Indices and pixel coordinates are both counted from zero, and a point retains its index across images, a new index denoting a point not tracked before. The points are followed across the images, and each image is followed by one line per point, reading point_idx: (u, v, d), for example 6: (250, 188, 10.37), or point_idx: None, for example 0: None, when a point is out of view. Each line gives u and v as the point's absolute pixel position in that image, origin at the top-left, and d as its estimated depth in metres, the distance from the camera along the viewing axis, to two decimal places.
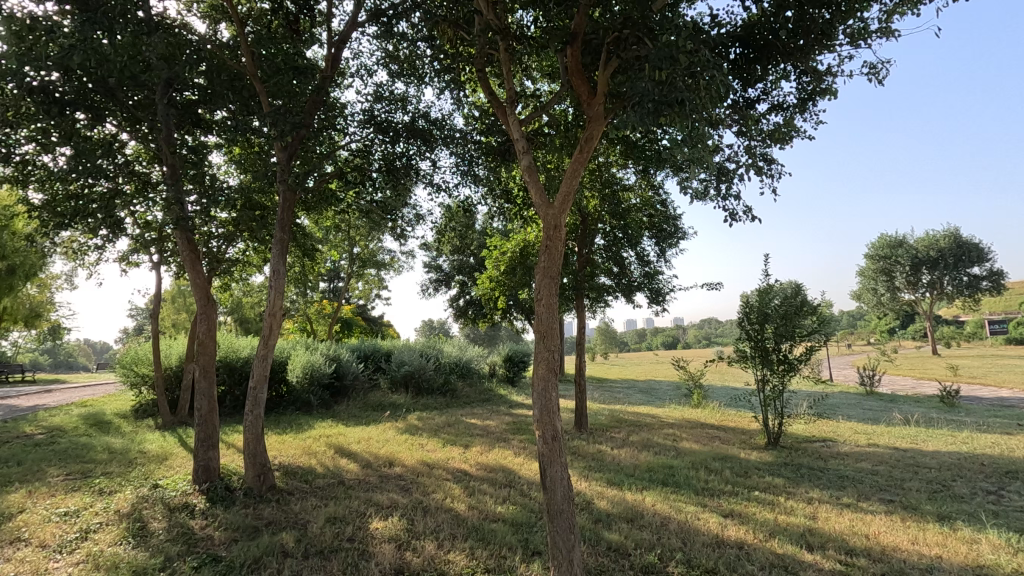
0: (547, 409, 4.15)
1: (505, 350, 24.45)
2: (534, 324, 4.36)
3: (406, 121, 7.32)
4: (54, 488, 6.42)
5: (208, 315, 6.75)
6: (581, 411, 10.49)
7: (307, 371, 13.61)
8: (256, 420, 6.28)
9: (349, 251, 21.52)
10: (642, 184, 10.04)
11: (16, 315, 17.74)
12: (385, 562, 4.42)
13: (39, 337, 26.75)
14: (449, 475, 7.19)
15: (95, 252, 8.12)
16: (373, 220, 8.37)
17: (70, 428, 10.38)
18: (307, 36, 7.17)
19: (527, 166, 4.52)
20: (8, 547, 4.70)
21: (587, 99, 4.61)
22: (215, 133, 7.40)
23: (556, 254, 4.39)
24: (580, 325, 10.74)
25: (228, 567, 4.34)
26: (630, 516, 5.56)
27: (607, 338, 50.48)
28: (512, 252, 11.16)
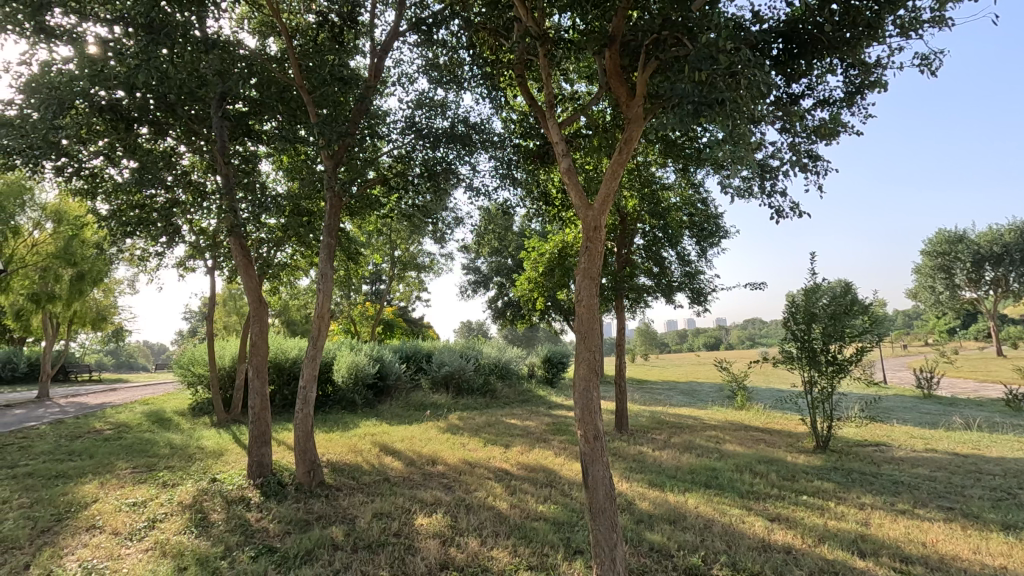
0: (588, 409, 4.18)
1: (544, 351, 24.54)
2: (575, 324, 4.40)
3: (446, 126, 7.47)
4: (123, 480, 6.86)
5: (261, 318, 7.06)
6: (621, 411, 10.46)
7: (352, 372, 14.01)
8: (306, 418, 6.52)
9: (390, 255, 22.01)
10: (682, 182, 9.92)
11: (85, 318, 18.96)
12: (430, 557, 4.54)
13: (103, 339, 28.39)
14: (490, 475, 7.29)
15: (156, 258, 8.60)
16: (413, 223, 8.55)
17: (135, 425, 11.03)
18: (352, 47, 7.40)
19: (566, 168, 4.57)
20: (85, 534, 5.07)
21: (625, 100, 4.62)
22: (264, 143, 7.74)
23: (596, 255, 4.40)
24: (619, 325, 10.68)
25: (283, 558, 4.55)
26: (673, 517, 5.53)
27: (647, 339, 49.78)
28: (550, 253, 11.20)
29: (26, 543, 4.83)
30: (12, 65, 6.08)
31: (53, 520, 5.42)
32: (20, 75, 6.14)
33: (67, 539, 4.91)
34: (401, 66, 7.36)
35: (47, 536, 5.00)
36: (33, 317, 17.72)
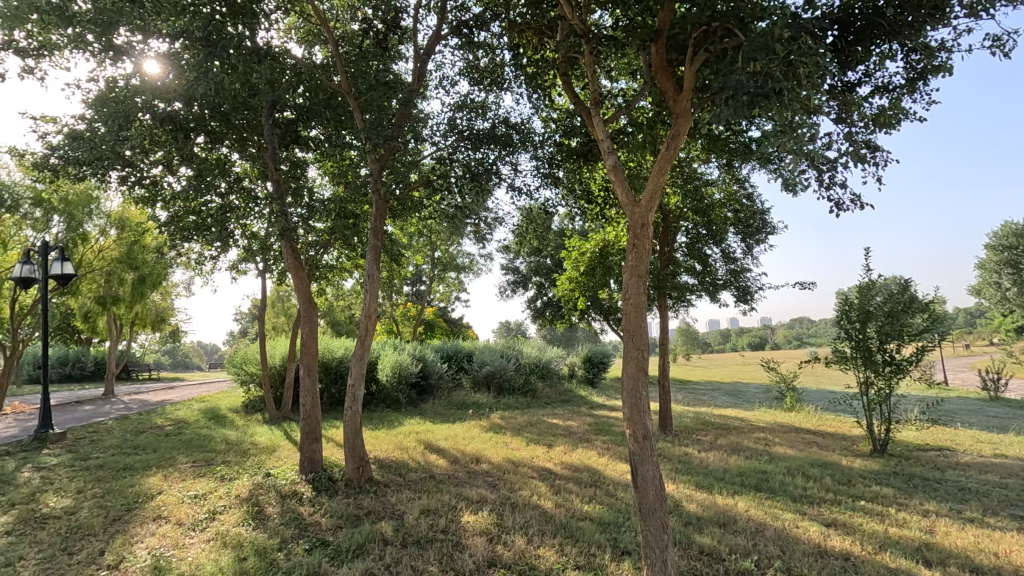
0: (636, 408, 4.15)
1: (584, 350, 24.42)
2: (622, 323, 4.37)
3: (487, 127, 7.53)
4: (185, 473, 7.20)
5: (312, 318, 7.28)
6: (665, 412, 10.28)
7: (396, 371, 14.28)
8: (355, 415, 6.67)
9: (431, 256, 22.32)
10: (726, 177, 9.70)
11: (145, 319, 19.99)
12: (478, 554, 4.59)
13: (161, 340, 29.87)
14: (534, 474, 7.30)
15: (212, 261, 8.97)
16: (454, 224, 8.64)
17: (193, 421, 11.55)
18: (395, 52, 7.52)
19: (612, 165, 4.54)
20: (152, 523, 5.35)
21: (672, 95, 4.55)
22: (312, 149, 7.98)
23: (643, 252, 4.35)
24: (662, 325, 10.51)
25: (336, 551, 4.68)
26: (723, 520, 5.40)
27: (688, 340, 48.68)
28: (591, 252, 11.12)
29: (100, 531, 5.13)
30: (83, 82, 6.59)
31: (123, 509, 5.74)
32: (90, 92, 6.66)
33: (137, 528, 5.18)
34: (442, 69, 7.46)
35: (119, 525, 5.30)
36: (100, 319, 18.77)
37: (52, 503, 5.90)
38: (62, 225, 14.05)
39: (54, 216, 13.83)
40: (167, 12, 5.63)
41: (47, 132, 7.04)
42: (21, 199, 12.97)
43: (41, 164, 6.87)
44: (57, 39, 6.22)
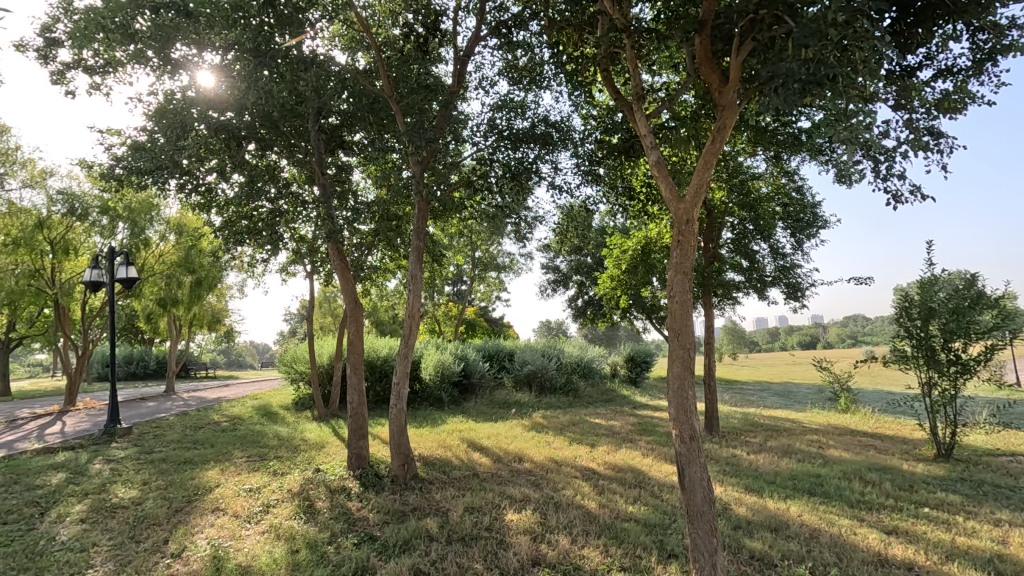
0: (683, 408, 4.07)
1: (626, 350, 24.12)
2: (667, 321, 4.29)
3: (527, 127, 7.53)
4: (240, 468, 7.52)
5: (357, 318, 7.45)
6: (711, 413, 10.02)
7: (438, 370, 14.45)
8: (400, 413, 6.79)
9: (472, 256, 22.51)
10: (773, 170, 9.39)
11: (202, 320, 20.97)
12: (522, 553, 4.59)
13: (216, 339, 31.27)
14: (578, 473, 7.27)
15: (263, 264, 9.33)
16: (495, 224, 8.67)
17: (247, 418, 12.03)
18: (436, 55, 7.63)
19: (655, 161, 4.47)
20: (211, 514, 5.60)
21: (718, 87, 4.43)
22: (356, 153, 8.19)
23: (689, 249, 4.25)
24: (707, 323, 10.26)
25: (383, 546, 4.78)
26: (775, 525, 5.23)
27: (734, 339, 47.33)
28: (632, 250, 10.96)
29: (164, 521, 5.41)
30: (144, 96, 6.96)
31: (185, 501, 6.03)
32: (150, 104, 7.04)
33: (197, 519, 5.44)
34: (482, 70, 7.50)
35: (181, 515, 5.58)
36: (161, 319, 19.81)
37: (120, 494, 6.27)
38: (127, 232, 14.78)
39: (119, 224, 14.54)
40: (220, 25, 5.89)
41: (112, 143, 7.47)
42: (90, 207, 13.58)
43: (107, 174, 7.29)
44: (121, 56, 6.59)
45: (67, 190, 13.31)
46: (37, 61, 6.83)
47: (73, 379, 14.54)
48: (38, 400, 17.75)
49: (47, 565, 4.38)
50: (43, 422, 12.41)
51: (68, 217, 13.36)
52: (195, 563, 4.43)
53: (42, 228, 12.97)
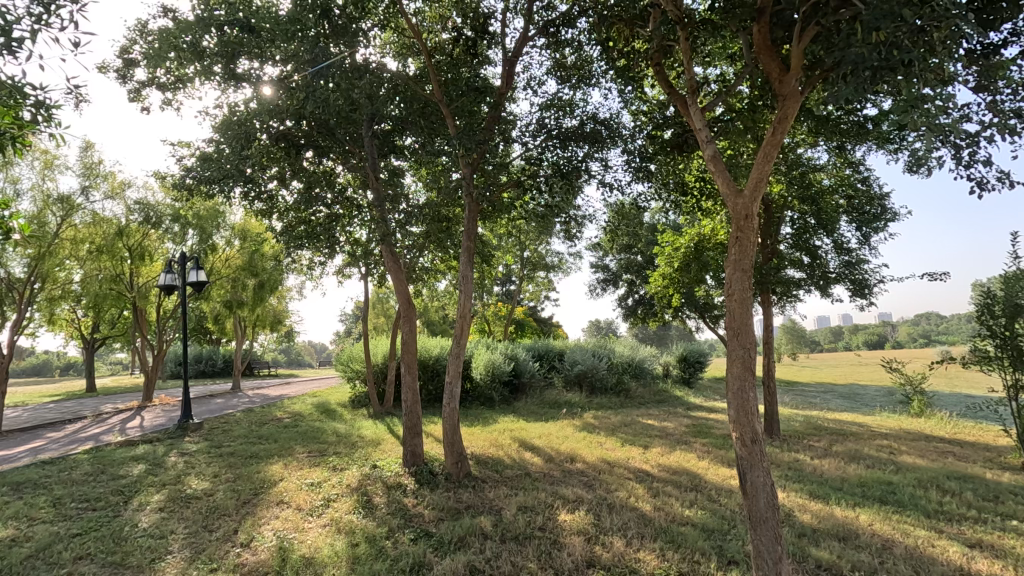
0: (744, 410, 3.95)
1: (679, 350, 23.58)
2: (725, 320, 4.17)
3: (576, 125, 7.48)
4: (302, 462, 7.84)
5: (410, 317, 7.61)
6: (771, 415, 9.65)
7: (489, 370, 14.58)
8: (453, 412, 6.90)
9: (520, 256, 22.59)
10: (836, 161, 8.95)
11: (265, 321, 22.01)
12: (577, 554, 4.56)
13: (278, 340, 32.75)
14: (631, 475, 7.16)
15: (320, 266, 9.69)
16: (544, 224, 8.65)
17: (307, 414, 12.53)
18: (484, 57, 7.68)
19: (711, 155, 4.37)
20: (276, 507, 5.87)
21: (778, 76, 4.26)
22: (406, 157, 8.36)
23: (747, 246, 4.11)
24: (765, 322, 9.88)
25: (439, 542, 4.87)
26: (843, 534, 4.97)
27: (795, 338, 45.51)
28: (685, 247, 10.68)
29: (233, 512, 5.71)
30: (211, 109, 7.37)
31: (252, 493, 6.34)
32: (217, 117, 7.42)
33: (263, 511, 5.71)
34: (530, 70, 7.51)
35: (248, 507, 5.87)
36: (227, 320, 20.93)
37: (194, 485, 6.66)
38: (196, 238, 15.73)
39: (189, 230, 15.53)
40: (281, 39, 6.20)
41: (183, 155, 7.94)
42: (163, 215, 14.52)
43: (179, 184, 7.77)
44: (190, 72, 7.02)
45: (143, 201, 14.26)
46: (117, 80, 7.34)
47: (150, 377, 15.56)
48: (119, 396, 19.09)
49: (132, 549, 4.70)
50: (125, 416, 13.38)
51: (144, 225, 14.32)
52: (262, 553, 4.65)
53: (122, 236, 13.95)
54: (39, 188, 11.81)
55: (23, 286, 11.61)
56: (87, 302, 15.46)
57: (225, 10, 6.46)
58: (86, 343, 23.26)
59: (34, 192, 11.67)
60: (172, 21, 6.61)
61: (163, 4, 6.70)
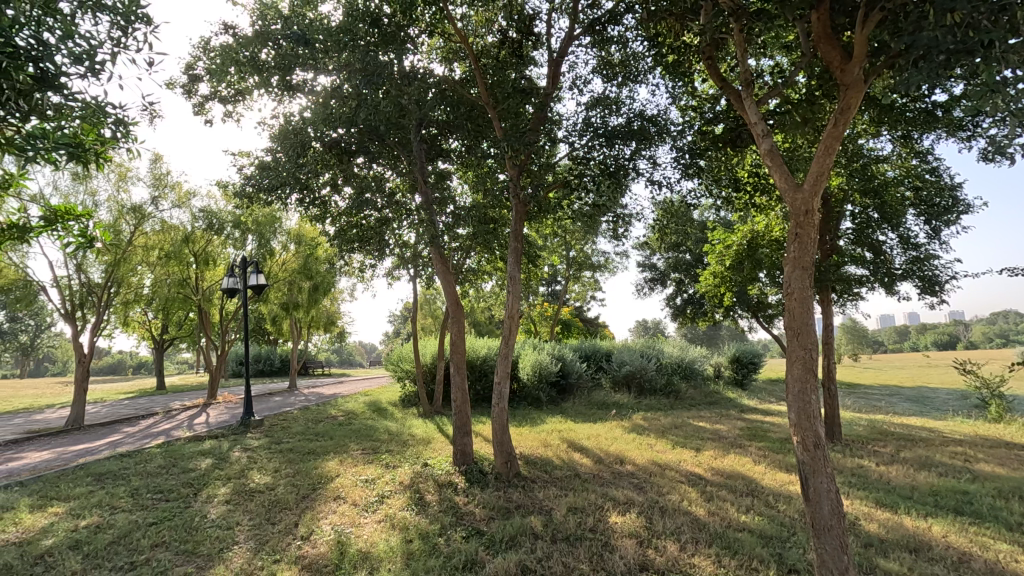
0: (805, 413, 3.83)
1: (731, 350, 22.93)
2: (785, 320, 4.04)
3: (622, 123, 7.39)
4: (357, 459, 8.08)
5: (459, 318, 7.70)
6: (832, 419, 9.24)
7: (536, 370, 14.59)
8: (502, 412, 6.95)
9: (566, 256, 22.52)
10: (902, 151, 8.48)
11: (319, 322, 22.80)
12: (629, 557, 4.51)
13: (331, 340, 33.89)
14: (683, 478, 7.01)
15: (371, 269, 9.96)
16: (591, 223, 8.61)
17: (359, 413, 12.92)
18: (530, 58, 7.69)
19: (768, 150, 4.25)
20: (333, 502, 6.07)
21: (840, 65, 4.08)
22: (453, 160, 8.49)
23: (808, 242, 3.96)
24: (825, 321, 9.47)
25: (490, 541, 4.92)
26: (914, 545, 4.70)
27: (856, 339, 43.41)
28: (737, 245, 10.38)
29: (294, 506, 5.95)
30: (268, 120, 7.70)
31: (311, 488, 6.60)
32: (273, 127, 7.74)
33: (322, 505, 5.92)
34: (575, 69, 7.48)
35: (307, 501, 6.11)
36: (285, 321, 21.81)
37: (257, 479, 6.98)
38: (255, 243, 16.51)
39: (249, 236, 16.32)
40: (334, 49, 6.37)
41: (244, 164, 8.34)
42: (225, 222, 15.29)
43: (240, 192, 8.16)
44: (250, 85, 7.37)
45: (207, 208, 15.05)
46: (184, 96, 7.78)
47: (215, 376, 16.40)
48: (187, 393, 20.20)
49: (203, 538, 4.98)
50: (193, 413, 14.16)
51: (207, 232, 15.11)
52: (322, 547, 4.82)
53: (188, 242, 14.75)
54: (115, 199, 12.62)
55: (102, 290, 12.44)
56: (157, 305, 16.47)
57: (281, 24, 6.79)
58: (157, 344, 24.70)
59: (110, 202, 12.47)
60: (233, 38, 6.96)
61: (224, 21, 7.05)
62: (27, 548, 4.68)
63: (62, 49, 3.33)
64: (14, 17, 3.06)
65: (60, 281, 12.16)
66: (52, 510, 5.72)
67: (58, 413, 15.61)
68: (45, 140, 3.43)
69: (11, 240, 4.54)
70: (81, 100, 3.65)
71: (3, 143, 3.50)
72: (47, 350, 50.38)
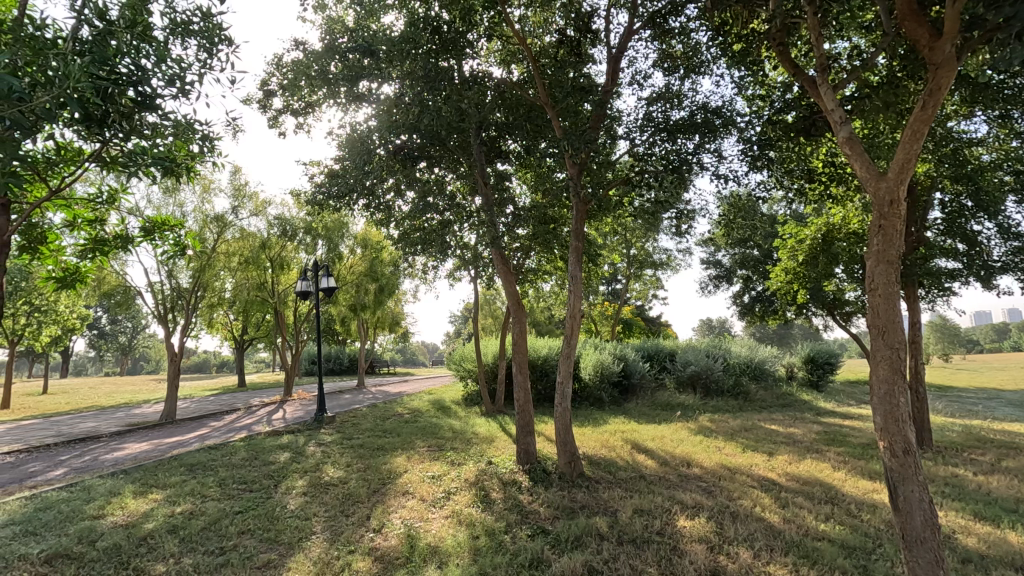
0: (893, 417, 3.59)
1: (805, 350, 21.81)
2: (868, 317, 3.81)
3: (684, 116, 7.19)
4: (423, 456, 8.30)
5: (520, 318, 7.75)
6: (921, 423, 8.61)
7: (597, 370, 14.45)
8: (565, 412, 6.94)
9: (627, 254, 22.16)
10: (1000, 132, 7.77)
11: (384, 322, 23.61)
12: (699, 562, 4.39)
13: (396, 340, 34.99)
14: (755, 483, 6.74)
15: (434, 271, 10.21)
16: (653, 220, 8.44)
17: (425, 411, 13.26)
18: (588, 56, 7.62)
19: (846, 137, 4.01)
20: (402, 497, 6.27)
21: (927, 42, 3.79)
22: (512, 161, 8.56)
23: (894, 234, 3.71)
24: (911, 319, 8.84)
25: (556, 540, 4.93)
26: (1021, 563, 4.29)
27: (948, 338, 40.16)
28: (811, 239, 9.85)
29: (366, 499, 6.20)
30: (336, 130, 8.06)
31: (381, 483, 6.84)
32: (341, 136, 8.08)
33: (392, 500, 6.13)
34: (635, 64, 7.35)
35: (378, 495, 6.34)
36: (353, 322, 22.74)
37: (331, 473, 7.32)
38: (325, 248, 17.33)
39: (319, 241, 17.15)
40: (398, 58, 6.60)
41: (315, 173, 8.77)
42: (297, 228, 16.16)
43: (312, 200, 8.60)
44: (319, 98, 7.75)
45: (282, 216, 15.92)
46: (260, 111, 8.28)
47: (290, 374, 17.33)
48: (266, 391, 21.49)
49: (283, 528, 5.27)
50: (272, 409, 15.04)
51: (282, 238, 16.01)
52: (392, 539, 4.99)
53: (265, 248, 15.68)
54: (200, 210, 13.59)
55: (190, 294, 13.43)
56: (239, 307, 17.62)
57: (348, 39, 7.11)
58: (238, 344, 26.35)
59: (196, 213, 13.45)
60: (303, 54, 7.34)
61: (295, 38, 7.45)
62: (132, 529, 5.13)
63: (157, 72, 3.60)
64: (116, 45, 3.33)
65: (154, 287, 13.23)
66: (152, 497, 6.24)
67: (154, 408, 16.97)
68: (144, 156, 3.74)
69: (118, 249, 4.95)
70: (173, 120, 3.94)
71: (108, 161, 3.84)
72: (144, 350, 54.99)
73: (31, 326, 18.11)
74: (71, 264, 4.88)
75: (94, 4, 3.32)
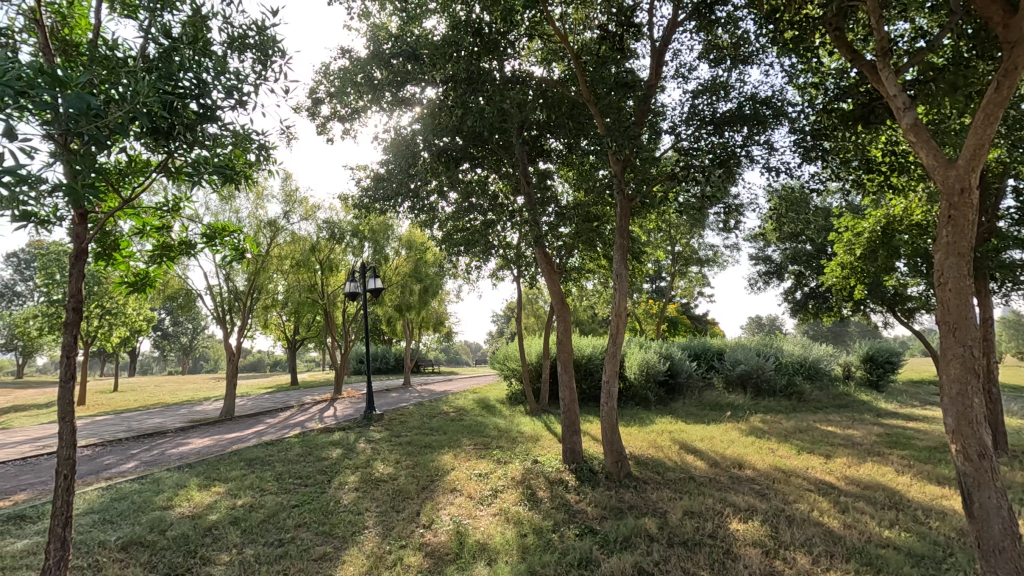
0: (965, 418, 3.40)
1: (862, 349, 20.84)
2: (937, 312, 3.61)
3: (732, 108, 7.00)
4: (469, 454, 8.39)
5: (565, 317, 7.72)
6: (996, 426, 8.07)
7: (643, 369, 14.24)
8: (611, 412, 6.87)
9: (671, 251, 21.71)
10: None
11: (428, 322, 23.98)
12: (755, 566, 4.27)
13: (439, 340, 35.45)
14: (812, 486, 6.49)
15: (478, 270, 10.31)
16: (700, 216, 8.26)
17: (470, 410, 13.39)
18: (631, 50, 7.52)
19: (911, 124, 3.82)
20: (451, 494, 6.36)
21: (1001, 20, 3.58)
22: (554, 159, 8.56)
23: (964, 225, 3.51)
24: (982, 315, 8.30)
25: (604, 540, 4.89)
26: None
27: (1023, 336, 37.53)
28: (869, 232, 9.40)
29: (415, 495, 6.32)
30: (382, 133, 8.25)
31: (429, 480, 6.96)
32: (386, 140, 8.28)
33: (440, 497, 6.22)
34: (680, 57, 7.21)
35: (427, 492, 6.45)
36: (398, 322, 23.22)
37: (380, 469, 7.50)
38: (371, 250, 17.75)
39: (365, 243, 17.56)
40: (440, 62, 6.72)
41: (362, 177, 9.01)
42: (344, 230, 16.60)
43: (359, 203, 8.83)
44: (365, 104, 7.97)
45: (330, 219, 16.41)
46: (309, 118, 8.56)
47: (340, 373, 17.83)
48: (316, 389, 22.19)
49: (338, 522, 5.44)
50: (323, 407, 15.53)
51: (330, 240, 16.49)
52: (442, 536, 5.07)
53: (314, 251, 16.18)
54: (254, 215, 14.14)
55: (246, 296, 14.02)
56: (291, 309, 18.26)
57: (392, 44, 7.27)
58: (290, 343, 27.29)
59: (251, 218, 14.02)
60: (349, 61, 7.55)
61: (342, 46, 7.67)
62: (198, 520, 5.41)
63: (217, 86, 3.78)
64: (180, 61, 3.51)
65: (213, 290, 13.88)
66: (215, 489, 6.56)
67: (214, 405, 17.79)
68: (207, 165, 3.94)
69: (183, 253, 5.24)
70: (232, 130, 4.12)
71: (174, 170, 4.05)
72: (203, 350, 57.67)
73: (103, 326, 19.28)
74: (142, 270, 5.18)
75: (160, 22, 3.49)
